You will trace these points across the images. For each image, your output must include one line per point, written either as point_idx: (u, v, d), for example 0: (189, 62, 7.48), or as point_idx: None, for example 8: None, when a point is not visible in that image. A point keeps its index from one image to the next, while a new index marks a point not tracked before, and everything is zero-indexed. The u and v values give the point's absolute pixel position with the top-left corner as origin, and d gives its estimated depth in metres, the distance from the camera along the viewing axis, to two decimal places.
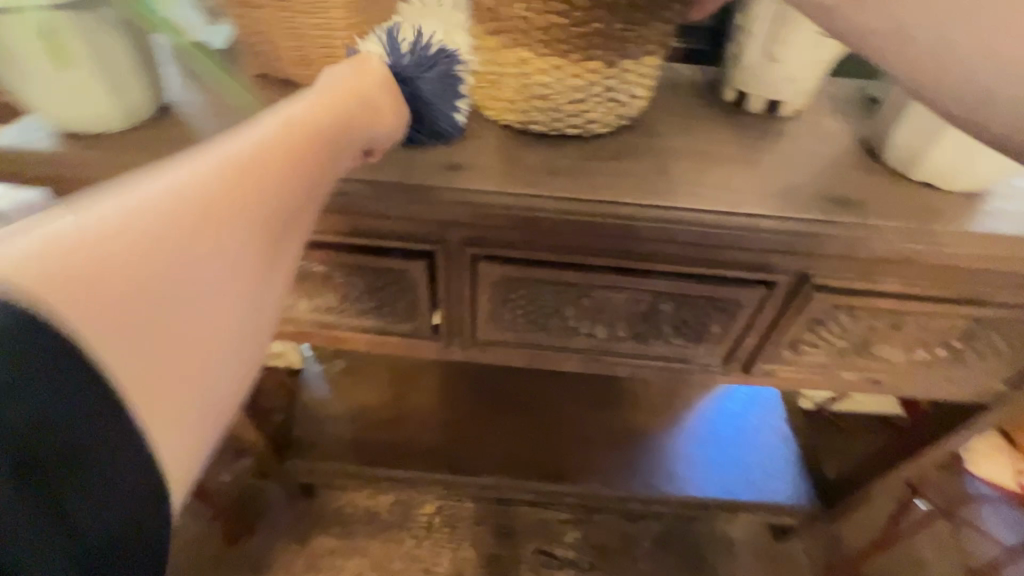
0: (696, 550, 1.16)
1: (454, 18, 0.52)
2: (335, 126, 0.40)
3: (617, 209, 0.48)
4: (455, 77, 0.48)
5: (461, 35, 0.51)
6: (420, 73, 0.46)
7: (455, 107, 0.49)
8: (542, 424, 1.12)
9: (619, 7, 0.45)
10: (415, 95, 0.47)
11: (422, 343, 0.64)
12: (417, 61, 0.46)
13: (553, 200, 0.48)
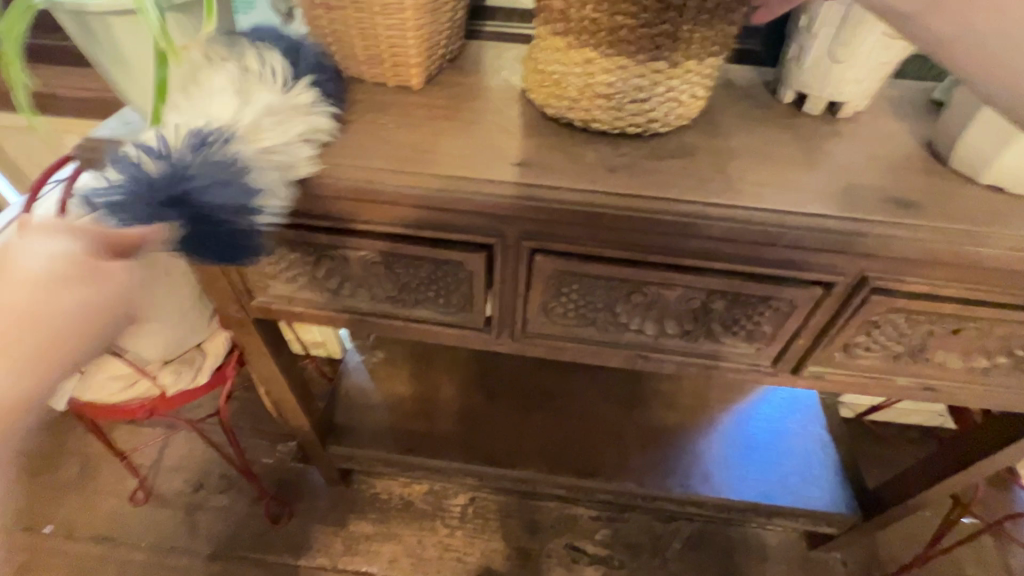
0: (729, 554, 1.15)
1: (229, 104, 0.48)
2: (68, 266, 0.38)
3: (677, 208, 0.48)
4: (232, 175, 0.45)
5: (256, 125, 0.48)
6: (175, 190, 0.44)
7: (241, 206, 0.47)
8: (576, 420, 1.13)
9: (688, 8, 0.45)
10: (185, 213, 0.45)
11: (473, 333, 0.66)
12: (156, 182, 0.44)
13: (614, 198, 0.49)
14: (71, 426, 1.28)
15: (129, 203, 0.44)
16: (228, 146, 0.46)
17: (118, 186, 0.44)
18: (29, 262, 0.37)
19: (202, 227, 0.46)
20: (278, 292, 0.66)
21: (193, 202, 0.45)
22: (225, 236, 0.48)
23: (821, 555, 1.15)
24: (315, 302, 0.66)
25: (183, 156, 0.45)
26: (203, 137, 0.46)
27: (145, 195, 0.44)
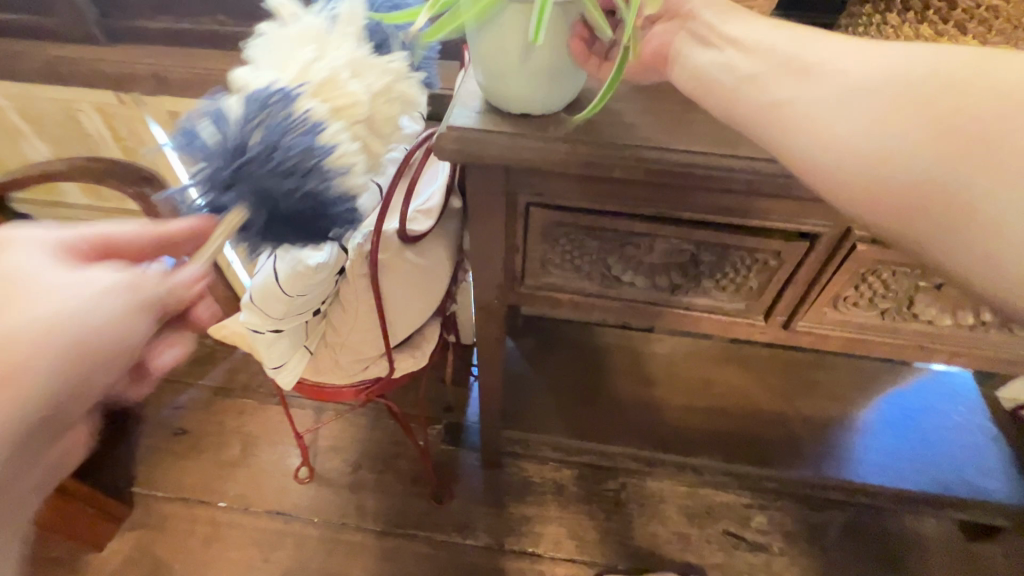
0: (888, 544, 1.16)
1: (273, 75, 0.47)
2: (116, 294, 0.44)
3: None
4: (290, 132, 0.43)
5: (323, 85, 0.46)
6: (242, 157, 0.42)
7: (309, 165, 0.43)
8: (738, 409, 1.15)
9: None
10: (257, 185, 0.43)
11: (744, 324, 0.67)
12: (215, 152, 0.42)
13: None
14: (225, 407, 1.32)
15: (203, 184, 0.43)
16: (294, 101, 0.44)
17: (197, 172, 0.43)
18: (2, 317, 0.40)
19: (280, 198, 0.44)
20: (552, 280, 0.68)
21: (247, 176, 0.42)
22: (304, 204, 0.44)
23: (980, 547, 1.15)
24: (589, 289, 0.67)
25: (264, 116, 0.43)
26: (272, 97, 0.44)
27: (223, 170, 0.42)
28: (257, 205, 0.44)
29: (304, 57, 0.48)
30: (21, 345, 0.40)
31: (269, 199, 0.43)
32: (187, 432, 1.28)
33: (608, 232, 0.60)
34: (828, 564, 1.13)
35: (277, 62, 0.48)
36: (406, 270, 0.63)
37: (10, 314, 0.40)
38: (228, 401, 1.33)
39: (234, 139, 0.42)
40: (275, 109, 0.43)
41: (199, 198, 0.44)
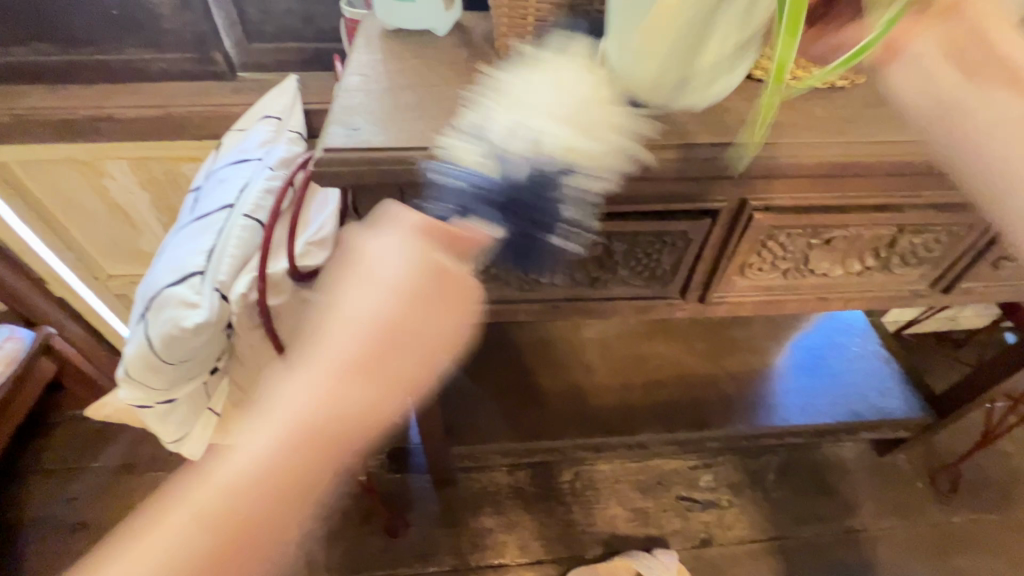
0: (818, 474, 1.26)
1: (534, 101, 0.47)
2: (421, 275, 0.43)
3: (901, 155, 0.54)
4: (542, 192, 0.47)
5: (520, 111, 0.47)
6: (526, 205, 0.47)
7: (573, 219, 0.50)
8: (670, 378, 1.19)
9: None
10: (519, 224, 0.48)
11: (664, 304, 0.68)
12: (514, 184, 0.46)
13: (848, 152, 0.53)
14: (133, 485, 1.17)
15: (484, 203, 0.47)
16: (514, 159, 0.46)
17: (475, 191, 0.47)
18: (398, 262, 0.43)
19: (519, 233, 0.49)
20: None
21: (513, 224, 0.49)
22: (527, 248, 0.51)
23: (891, 459, 1.29)
24: (509, 296, 0.65)
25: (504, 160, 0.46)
26: (536, 168, 0.46)
27: (495, 197, 0.46)
28: (513, 240, 0.50)
29: (543, 96, 0.47)
30: (373, 334, 0.42)
31: (530, 239, 0.50)
32: (89, 523, 1.13)
33: None
34: (772, 506, 1.21)
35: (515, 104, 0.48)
36: (308, 312, 0.57)
37: (419, 257, 0.44)
38: (135, 478, 1.18)
39: (505, 181, 0.46)
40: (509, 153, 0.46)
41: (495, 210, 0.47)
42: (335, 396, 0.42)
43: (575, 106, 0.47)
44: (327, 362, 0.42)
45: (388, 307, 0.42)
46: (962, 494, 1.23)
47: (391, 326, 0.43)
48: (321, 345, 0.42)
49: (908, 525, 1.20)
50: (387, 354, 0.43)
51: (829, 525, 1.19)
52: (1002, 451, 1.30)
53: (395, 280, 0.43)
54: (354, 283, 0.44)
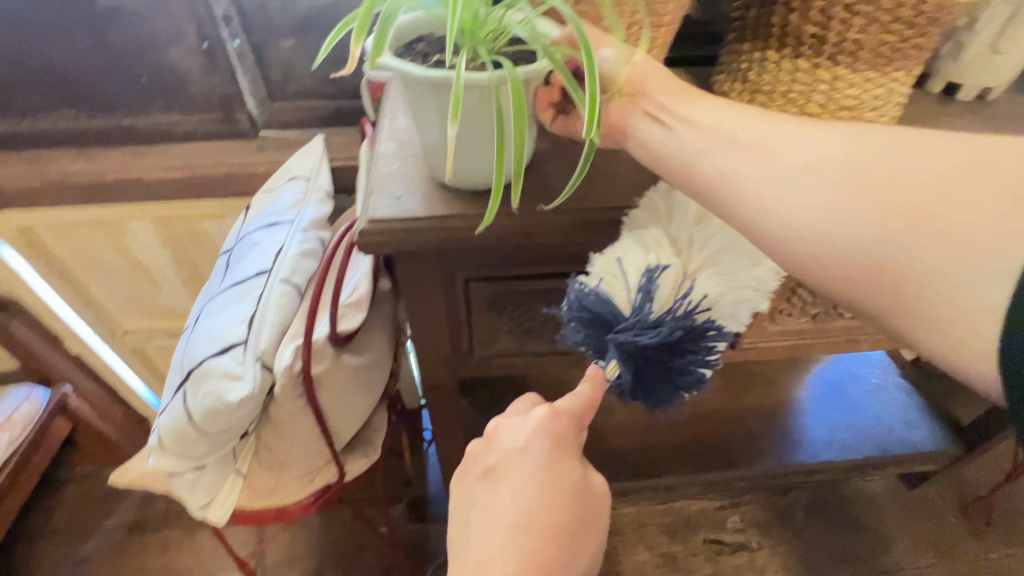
0: (846, 511, 1.23)
1: (721, 243, 0.48)
2: (557, 459, 0.44)
3: None
4: (645, 325, 0.45)
5: (714, 256, 0.48)
6: (651, 347, 0.46)
7: (681, 359, 0.47)
8: (691, 417, 1.18)
9: (942, 23, 0.49)
10: (639, 366, 0.47)
11: None
12: (622, 319, 0.46)
13: None
14: (145, 545, 1.14)
15: (600, 339, 0.47)
16: (647, 300, 0.46)
17: (595, 304, 0.46)
18: (572, 484, 0.44)
19: (649, 367, 0.47)
20: (504, 345, 0.64)
21: (634, 355, 0.46)
22: (651, 391, 0.49)
23: (920, 493, 1.26)
24: (545, 346, 0.65)
25: (619, 307, 0.46)
26: (639, 301, 0.46)
27: (626, 333, 0.45)
28: (634, 376, 0.47)
29: (699, 237, 0.48)
30: (535, 514, 0.43)
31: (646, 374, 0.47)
32: None
33: (552, 289, 0.58)
34: (804, 546, 1.18)
35: (717, 232, 0.49)
36: (348, 376, 0.57)
37: (528, 457, 0.44)
38: (148, 537, 1.15)
39: (618, 312, 0.46)
40: (652, 293, 0.46)
41: (592, 330, 0.47)
42: None
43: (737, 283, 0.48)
44: (490, 553, 0.42)
45: (540, 515, 0.43)
46: (997, 527, 1.20)
47: (557, 534, 0.43)
48: (483, 540, 0.42)
49: (946, 562, 1.16)
50: (558, 533, 0.43)
51: (864, 565, 1.16)
52: None
53: (539, 476, 0.43)
54: (501, 470, 0.44)
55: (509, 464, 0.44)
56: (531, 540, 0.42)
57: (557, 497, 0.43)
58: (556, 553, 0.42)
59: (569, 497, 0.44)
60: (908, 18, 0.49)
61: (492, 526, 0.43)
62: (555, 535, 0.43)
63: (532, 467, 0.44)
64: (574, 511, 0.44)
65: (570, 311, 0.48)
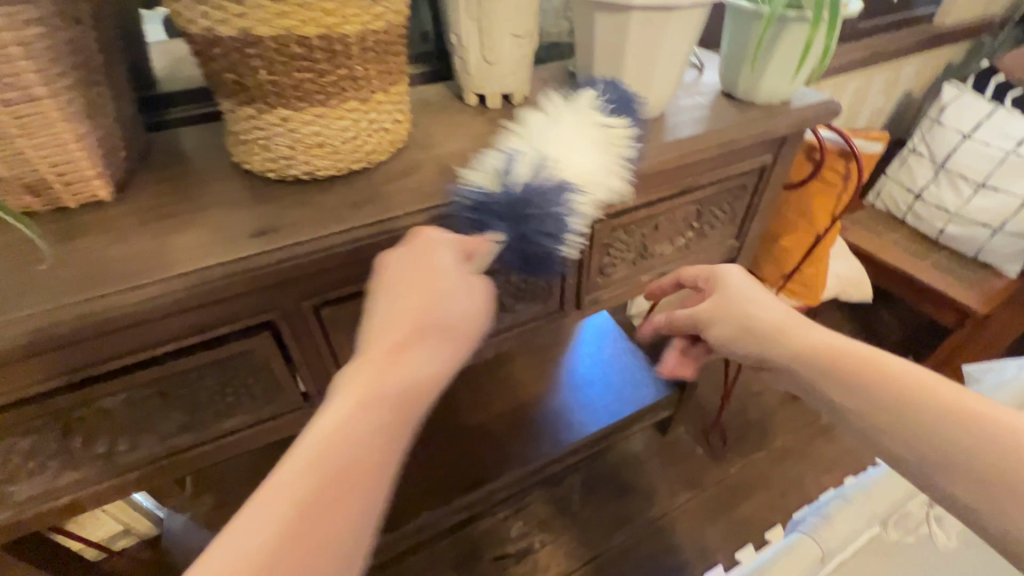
0: (615, 477, 1.31)
1: (568, 132, 0.55)
2: (447, 250, 0.47)
3: (427, 219, 0.54)
4: (533, 199, 0.50)
5: (561, 145, 0.54)
6: (519, 212, 0.50)
7: (562, 227, 0.52)
8: (444, 444, 1.16)
9: (355, 50, 0.49)
10: (520, 233, 0.51)
11: (295, 416, 0.62)
12: (500, 194, 0.51)
13: (368, 230, 0.51)
14: None
15: (483, 216, 0.51)
16: (515, 177, 0.51)
17: (475, 195, 0.52)
18: (453, 300, 0.46)
19: (527, 231, 0.51)
20: (26, 492, 0.52)
21: (517, 227, 0.50)
22: (537, 259, 0.53)
23: (673, 436, 1.39)
24: (89, 477, 0.53)
25: (505, 184, 0.51)
26: (511, 181, 0.51)
27: (497, 211, 0.50)
28: (511, 244, 0.51)
29: (557, 133, 0.55)
30: (429, 290, 0.45)
31: (531, 244, 0.51)
32: None
33: (24, 421, 0.47)
34: (582, 527, 1.22)
35: (565, 129, 0.55)
36: None
37: (427, 251, 0.47)
38: None
39: (499, 190, 0.51)
40: (515, 171, 0.51)
41: (473, 219, 0.51)
42: (409, 359, 0.43)
43: (586, 162, 0.54)
44: (380, 323, 0.44)
45: (421, 301, 0.45)
46: (733, 444, 1.38)
47: (420, 347, 0.43)
48: (378, 321, 0.44)
49: (699, 492, 1.29)
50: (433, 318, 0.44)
51: (636, 524, 1.23)
52: (751, 390, 1.50)
53: (428, 260, 0.46)
54: (396, 267, 0.46)
55: (402, 257, 0.47)
56: (408, 324, 0.44)
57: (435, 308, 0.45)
58: (428, 331, 0.44)
59: (448, 309, 0.45)
60: (310, 49, 0.47)
61: (378, 329, 0.43)
62: (420, 347, 0.43)
63: (426, 250, 0.47)
64: (444, 331, 0.45)
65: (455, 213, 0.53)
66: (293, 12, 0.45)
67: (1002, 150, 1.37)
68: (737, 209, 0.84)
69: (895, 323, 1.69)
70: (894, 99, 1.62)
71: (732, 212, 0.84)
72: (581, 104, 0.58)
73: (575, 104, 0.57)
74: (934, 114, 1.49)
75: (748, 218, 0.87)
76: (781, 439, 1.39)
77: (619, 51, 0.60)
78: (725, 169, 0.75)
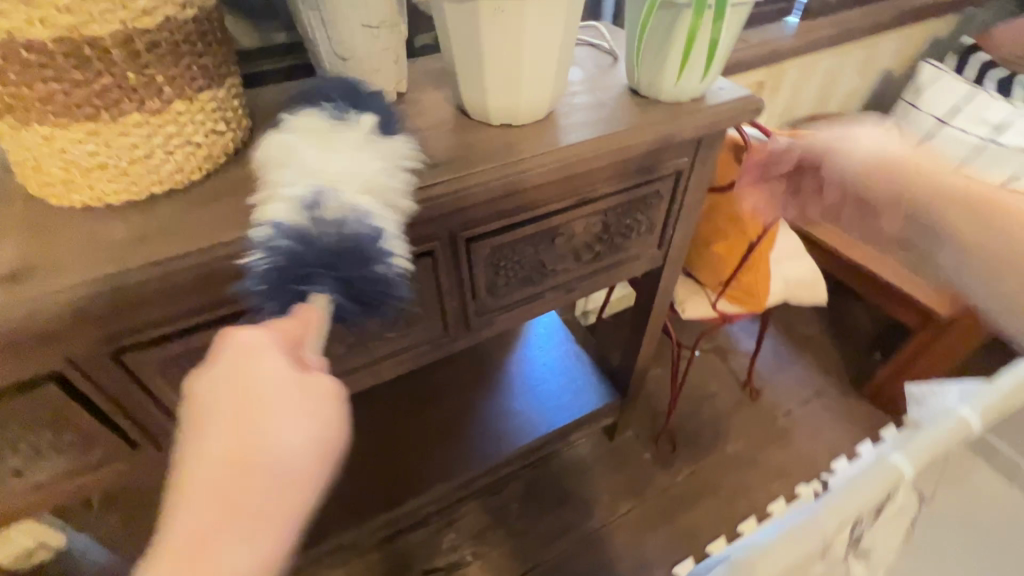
0: (556, 485, 1.26)
1: (323, 161, 0.45)
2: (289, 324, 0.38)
3: (225, 254, 0.46)
4: (349, 233, 0.41)
5: (340, 167, 0.45)
6: (310, 259, 0.40)
7: (382, 250, 0.42)
8: (369, 455, 1.11)
9: (119, 55, 0.41)
10: (337, 277, 0.40)
11: (124, 462, 0.56)
12: (303, 246, 0.40)
13: (148, 269, 0.44)
14: None
15: (281, 278, 0.40)
16: (331, 204, 0.42)
17: (264, 258, 0.40)
18: (273, 363, 0.36)
19: (344, 282, 0.41)
20: None
21: (325, 274, 0.40)
22: (368, 291, 0.41)
23: (620, 441, 1.34)
24: None
25: (314, 221, 0.41)
26: (312, 206, 0.42)
27: (296, 270, 0.39)
28: (334, 297, 0.41)
29: (337, 155, 0.45)
30: (264, 367, 0.35)
31: (352, 285, 0.41)
32: None
33: None
34: (517, 539, 1.18)
35: (325, 157, 0.45)
36: None
37: (258, 335, 0.37)
38: None
39: (303, 236, 0.40)
40: (318, 205, 0.42)
41: (277, 298, 0.40)
42: (255, 430, 0.33)
43: (351, 161, 0.45)
44: (214, 398, 0.34)
45: (262, 378, 0.35)
46: (682, 450, 1.32)
47: (254, 418, 0.33)
48: (216, 388, 0.35)
49: (642, 501, 1.24)
50: (262, 401, 0.34)
51: (573, 535, 1.19)
52: (707, 392, 1.43)
53: (275, 334, 0.37)
54: (238, 342, 0.37)
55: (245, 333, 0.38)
56: (242, 393, 0.34)
57: (250, 384, 0.35)
58: (278, 400, 0.34)
59: (264, 374, 0.35)
60: (53, 58, 0.39)
61: (199, 434, 0.33)
62: (259, 420, 0.33)
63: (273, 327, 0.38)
64: (278, 392, 0.35)
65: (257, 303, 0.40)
66: (12, 11, 0.37)
67: (980, 138, 1.28)
68: (654, 218, 0.76)
69: (865, 319, 1.61)
70: (872, 79, 1.50)
71: (649, 222, 0.76)
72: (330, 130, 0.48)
73: (332, 127, 0.48)
74: (910, 96, 1.37)
75: (668, 227, 0.79)
76: (733, 445, 1.33)
77: (478, 45, 0.51)
78: (627, 177, 0.67)
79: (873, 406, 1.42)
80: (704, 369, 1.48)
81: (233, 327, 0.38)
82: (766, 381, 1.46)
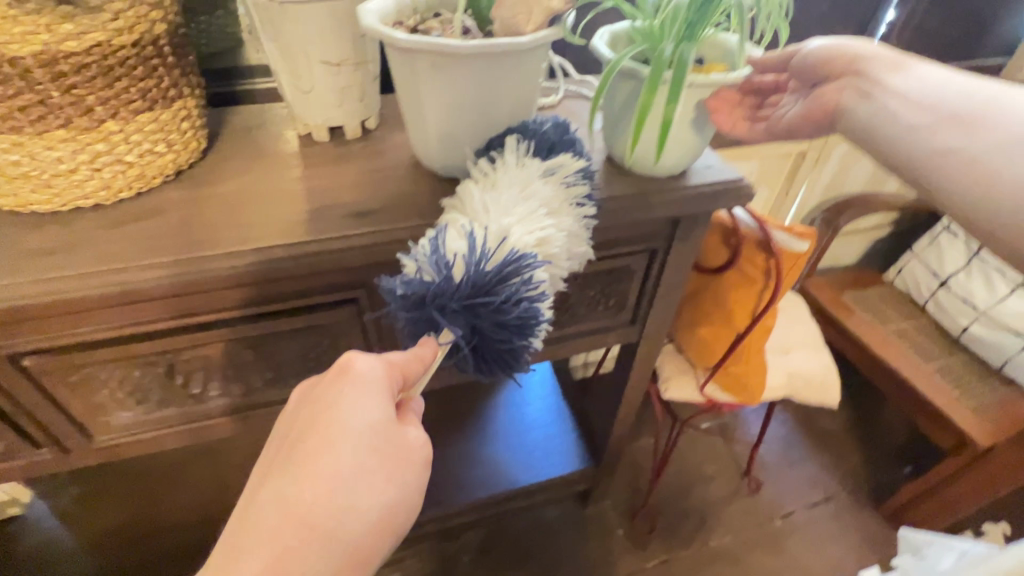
0: (515, 545, 1.19)
1: (512, 198, 0.44)
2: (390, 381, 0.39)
3: (115, 279, 0.44)
4: (488, 289, 0.39)
5: (529, 210, 0.44)
6: (476, 298, 0.39)
7: (535, 319, 0.41)
8: None
9: (40, 75, 0.42)
10: (476, 327, 0.40)
11: (25, 460, 0.56)
12: (452, 286, 0.39)
13: (35, 285, 0.43)
14: None
15: (421, 310, 0.40)
16: (500, 251, 0.41)
17: (421, 278, 0.40)
18: (372, 418, 0.38)
19: (493, 339, 0.41)
20: None
21: (473, 320, 0.40)
22: (501, 354, 0.42)
23: (593, 510, 1.24)
24: None
25: (474, 261, 0.40)
26: (522, 259, 0.41)
27: (446, 301, 0.39)
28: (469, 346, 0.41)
29: (539, 198, 0.45)
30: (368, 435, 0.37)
31: (492, 341, 0.41)
32: None
33: None
34: None
35: (523, 200, 0.44)
36: None
37: (356, 394, 0.38)
38: None
39: (464, 276, 0.39)
40: (484, 248, 0.40)
41: (410, 316, 0.40)
42: (362, 478, 0.37)
43: (529, 210, 0.44)
44: (320, 437, 0.37)
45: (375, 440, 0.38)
46: (659, 533, 1.21)
47: (354, 463, 0.37)
48: (326, 427, 0.37)
49: None
50: (397, 456, 0.38)
51: None
52: (700, 473, 1.31)
53: (375, 391, 0.39)
54: (345, 391, 0.38)
55: (344, 383, 0.39)
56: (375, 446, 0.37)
57: (344, 430, 0.37)
58: (385, 468, 0.38)
59: (358, 434, 0.37)
60: None
61: (311, 455, 0.36)
62: (357, 466, 0.37)
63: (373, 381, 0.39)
64: (373, 448, 0.37)
65: (393, 311, 0.41)
66: None
67: None
68: (624, 293, 0.69)
69: (900, 425, 1.44)
70: None
71: (619, 296, 0.70)
72: (510, 167, 0.46)
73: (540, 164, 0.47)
74: None
75: (643, 303, 0.72)
76: (717, 540, 1.21)
77: (418, 98, 0.49)
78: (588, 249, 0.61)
79: (889, 526, 1.25)
80: (702, 448, 1.36)
81: (356, 353, 0.40)
82: (770, 475, 1.32)
